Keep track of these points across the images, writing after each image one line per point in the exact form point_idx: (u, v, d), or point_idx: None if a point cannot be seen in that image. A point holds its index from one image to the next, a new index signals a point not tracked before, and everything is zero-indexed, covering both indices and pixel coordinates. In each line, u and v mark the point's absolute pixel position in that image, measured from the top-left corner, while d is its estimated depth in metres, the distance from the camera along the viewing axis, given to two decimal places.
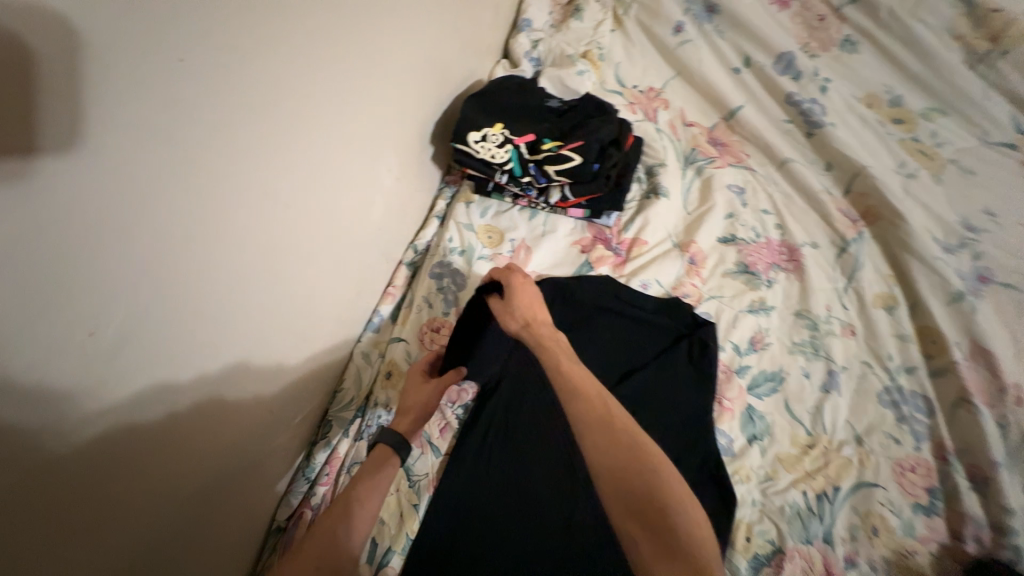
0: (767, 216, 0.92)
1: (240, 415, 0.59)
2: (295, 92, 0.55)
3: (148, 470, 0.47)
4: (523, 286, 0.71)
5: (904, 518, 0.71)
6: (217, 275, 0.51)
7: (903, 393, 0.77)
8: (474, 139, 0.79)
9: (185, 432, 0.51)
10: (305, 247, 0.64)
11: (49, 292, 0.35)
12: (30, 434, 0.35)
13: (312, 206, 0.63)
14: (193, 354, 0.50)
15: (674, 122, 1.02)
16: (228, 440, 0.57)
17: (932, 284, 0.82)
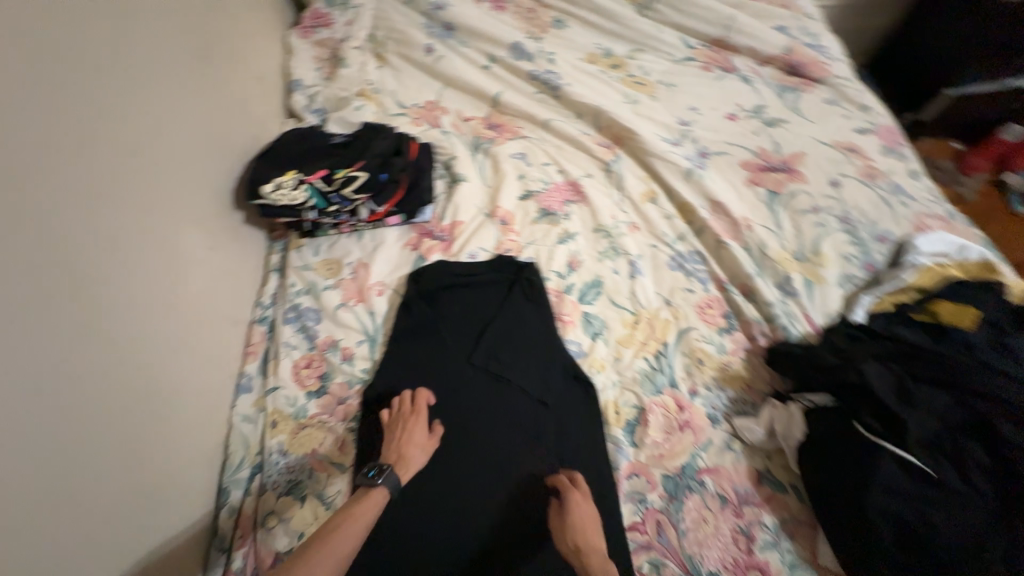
0: (549, 167, 1.12)
1: (96, 522, 0.59)
2: (56, 192, 0.59)
3: None
4: (578, 503, 0.72)
5: (717, 343, 0.91)
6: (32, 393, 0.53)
7: (684, 255, 0.99)
8: (268, 191, 0.87)
9: (39, 532, 0.52)
10: (129, 342, 0.68)
11: None
12: None
13: (121, 302, 0.67)
14: (19, 475, 0.51)
15: (456, 122, 1.20)
16: (86, 552, 0.58)
17: (673, 171, 1.06)
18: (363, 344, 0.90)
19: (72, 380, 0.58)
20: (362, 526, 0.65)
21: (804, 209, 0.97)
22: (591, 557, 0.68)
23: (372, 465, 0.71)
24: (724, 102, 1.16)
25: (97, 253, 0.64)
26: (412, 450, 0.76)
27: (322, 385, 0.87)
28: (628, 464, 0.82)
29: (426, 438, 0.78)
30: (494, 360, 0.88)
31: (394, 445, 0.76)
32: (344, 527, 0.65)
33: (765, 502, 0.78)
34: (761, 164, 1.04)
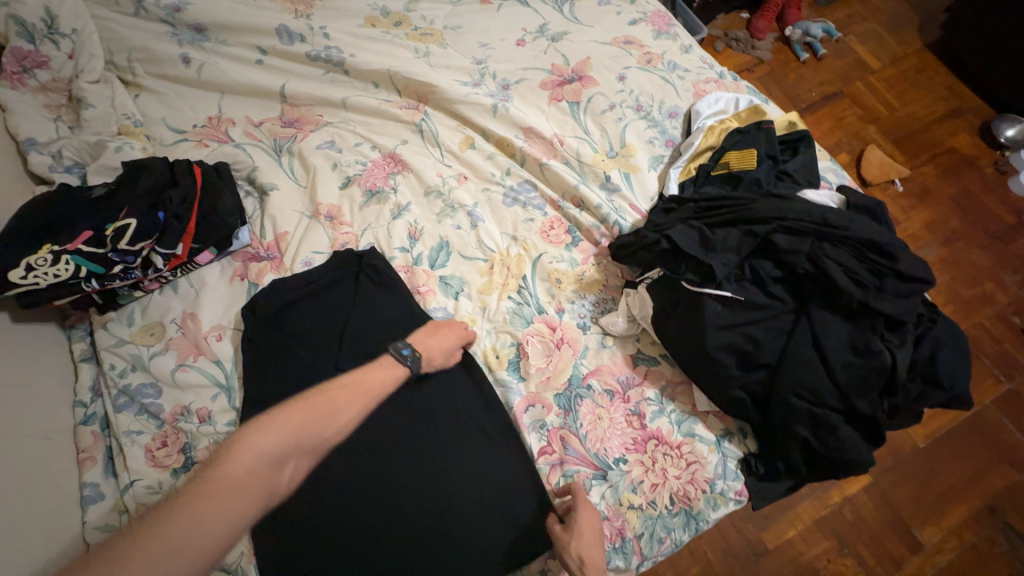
0: (362, 146, 1.06)
1: None
2: None
3: None
4: (586, 513, 0.72)
5: (568, 258, 0.95)
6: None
7: (516, 189, 1.00)
8: (19, 276, 0.73)
9: None
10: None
11: None
12: None
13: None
14: None
15: (248, 130, 1.09)
16: None
17: (481, 111, 1.05)
18: (219, 397, 0.83)
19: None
20: (372, 386, 0.72)
21: (603, 109, 1.02)
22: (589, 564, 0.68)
23: (404, 345, 0.77)
24: (511, 30, 1.15)
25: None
26: (436, 352, 0.80)
27: (187, 457, 0.79)
28: (523, 398, 0.84)
29: (449, 349, 0.82)
30: (363, 357, 0.85)
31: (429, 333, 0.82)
32: (376, 378, 0.73)
33: (644, 379, 0.85)
34: (557, 80, 1.07)
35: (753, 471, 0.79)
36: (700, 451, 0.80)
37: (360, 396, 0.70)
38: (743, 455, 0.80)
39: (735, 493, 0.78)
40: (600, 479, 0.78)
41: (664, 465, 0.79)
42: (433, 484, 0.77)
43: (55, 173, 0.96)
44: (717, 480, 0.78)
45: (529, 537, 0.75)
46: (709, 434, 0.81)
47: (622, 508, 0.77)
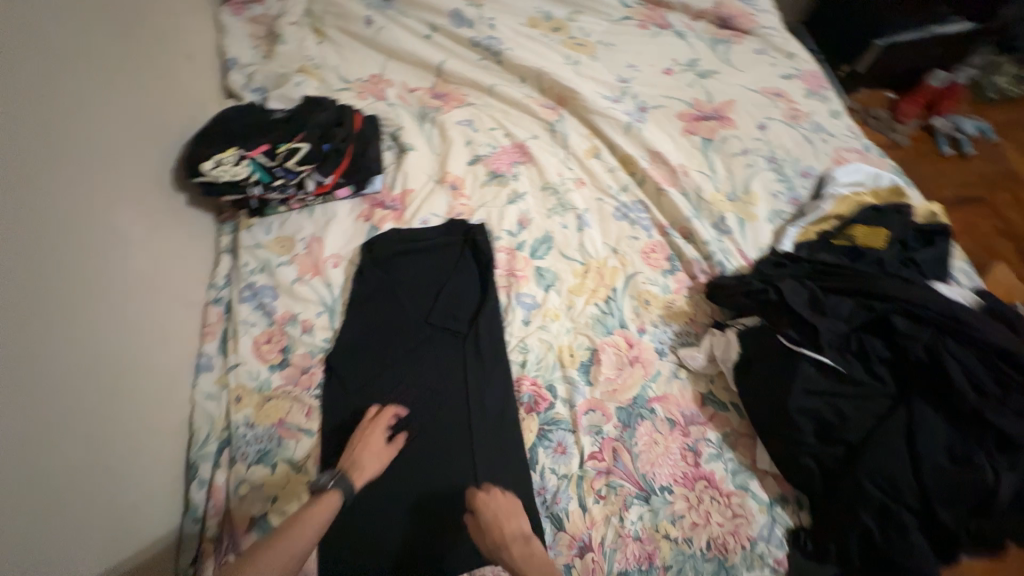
0: (495, 132, 1.14)
1: (64, 496, 0.60)
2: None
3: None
4: (485, 502, 0.71)
5: (661, 283, 0.97)
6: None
7: (627, 205, 1.04)
8: (210, 167, 0.87)
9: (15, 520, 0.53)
10: (83, 330, 0.68)
11: None
12: None
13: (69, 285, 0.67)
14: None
15: (401, 94, 1.20)
16: (60, 526, 0.59)
17: (613, 126, 1.10)
18: (322, 315, 0.92)
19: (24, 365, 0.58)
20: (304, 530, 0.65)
21: (734, 152, 1.03)
22: (512, 543, 0.68)
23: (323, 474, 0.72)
24: (660, 58, 1.19)
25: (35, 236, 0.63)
26: (373, 460, 0.75)
27: (285, 357, 0.88)
28: (586, 402, 0.87)
29: (383, 445, 0.77)
30: (451, 318, 0.91)
31: (350, 453, 0.76)
32: (306, 526, 0.65)
33: (709, 420, 0.86)
34: (695, 114, 1.09)
35: (799, 544, 0.75)
36: (750, 508, 0.78)
37: (288, 550, 0.62)
38: (795, 527, 0.77)
39: (774, 560, 0.75)
40: (641, 500, 0.79)
41: (709, 509, 0.78)
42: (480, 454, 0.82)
43: (244, 91, 1.13)
44: (760, 541, 0.76)
45: (559, 529, 0.78)
46: (762, 494, 0.80)
47: (658, 535, 0.77)
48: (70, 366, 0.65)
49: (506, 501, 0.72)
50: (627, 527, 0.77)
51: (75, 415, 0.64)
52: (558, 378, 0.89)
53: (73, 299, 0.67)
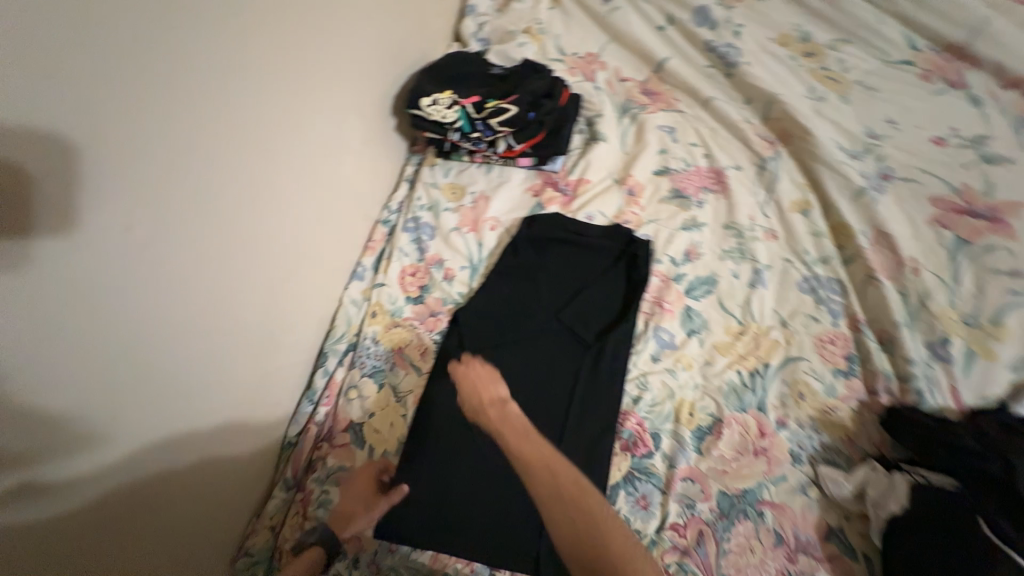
0: (695, 148, 1.04)
1: (233, 343, 0.73)
2: (256, 67, 0.68)
3: (162, 375, 0.62)
4: (465, 371, 0.77)
5: (827, 382, 0.82)
6: (210, 234, 0.66)
7: (820, 280, 0.88)
8: (426, 104, 0.93)
9: (195, 349, 0.66)
10: (286, 219, 0.80)
11: (98, 195, 0.51)
12: (94, 301, 0.52)
13: (289, 179, 0.79)
14: (191, 286, 0.64)
15: (611, 80, 1.15)
16: (222, 366, 0.71)
17: (839, 185, 0.93)
18: (464, 270, 0.95)
19: (236, 235, 0.70)
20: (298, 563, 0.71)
21: (1000, 269, 0.80)
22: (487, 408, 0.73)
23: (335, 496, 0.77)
24: (935, 121, 0.96)
25: (275, 129, 0.74)
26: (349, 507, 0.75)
27: (421, 295, 0.94)
28: (687, 468, 0.79)
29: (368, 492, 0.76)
30: (581, 323, 0.88)
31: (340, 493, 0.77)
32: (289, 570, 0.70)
33: (826, 559, 0.71)
34: (958, 204, 0.87)
35: None
36: None
37: None
38: None
39: None
40: None
41: None
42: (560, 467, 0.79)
43: (471, 39, 1.17)
44: None
45: None
46: None
47: None
48: (268, 249, 0.77)
49: (484, 371, 0.77)
50: None
51: (259, 283, 0.76)
52: (667, 430, 0.81)
53: (289, 191, 0.79)
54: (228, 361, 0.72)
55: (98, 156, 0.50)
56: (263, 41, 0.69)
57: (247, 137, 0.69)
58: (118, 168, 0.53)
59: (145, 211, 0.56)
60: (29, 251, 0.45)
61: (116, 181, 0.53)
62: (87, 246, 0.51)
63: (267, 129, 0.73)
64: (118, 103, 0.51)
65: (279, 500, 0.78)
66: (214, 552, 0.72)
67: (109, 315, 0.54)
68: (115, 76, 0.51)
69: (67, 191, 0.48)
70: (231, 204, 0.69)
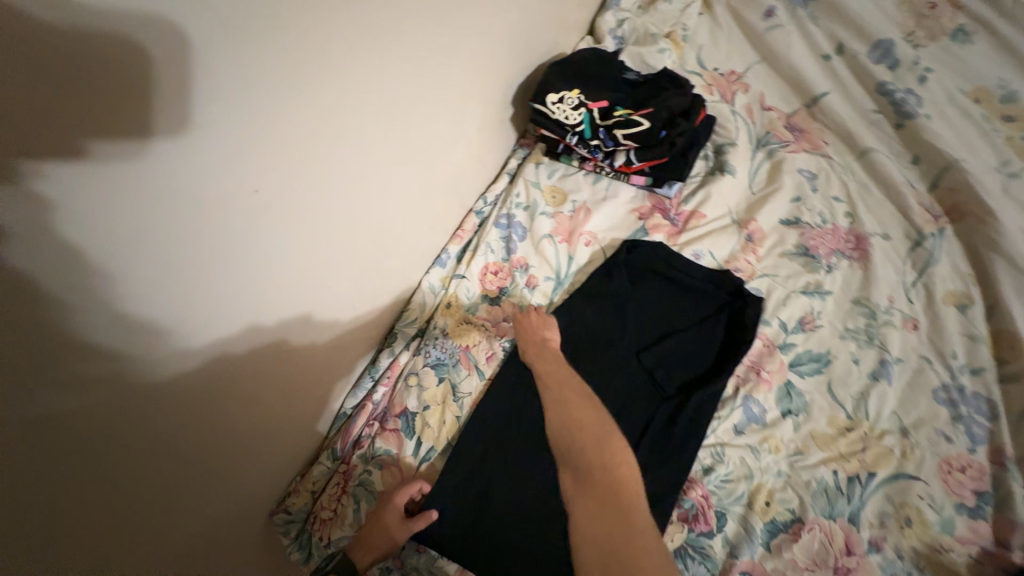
0: (838, 203, 0.90)
1: (320, 315, 0.72)
2: (402, 38, 0.65)
3: (252, 338, 0.61)
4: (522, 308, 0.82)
5: (944, 516, 0.69)
6: (323, 207, 0.64)
7: (963, 393, 0.74)
8: (551, 100, 0.87)
9: (285, 316, 0.65)
10: (393, 199, 0.77)
11: (237, 152, 0.50)
12: (211, 256, 0.52)
13: (404, 164, 0.76)
14: (296, 254, 0.63)
15: (752, 105, 1.02)
16: (306, 336, 0.71)
17: (1017, 287, 0.77)
18: (548, 282, 0.90)
19: (344, 211, 0.68)
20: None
21: None
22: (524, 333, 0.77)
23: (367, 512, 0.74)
24: None
25: (404, 111, 0.71)
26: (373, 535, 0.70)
27: (499, 297, 0.90)
28: (750, 562, 0.69)
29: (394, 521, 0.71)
30: (663, 370, 0.81)
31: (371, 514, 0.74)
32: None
33: None
34: None
35: None
36: None
37: None
38: None
39: None
40: None
41: None
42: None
43: (607, 34, 1.08)
44: None
45: None
46: None
47: None
48: (373, 227, 0.75)
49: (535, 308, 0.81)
50: None
51: (356, 259, 0.75)
52: (735, 512, 0.73)
53: (401, 175, 0.76)
54: (310, 334, 0.71)
55: (246, 115, 0.49)
56: (413, 17, 0.65)
57: (378, 114, 0.67)
58: (260, 126, 0.51)
59: (271, 175, 0.55)
60: (163, 202, 0.44)
61: (255, 140, 0.51)
62: (217, 202, 0.50)
63: (397, 110, 0.70)
64: (275, 66, 0.50)
65: (323, 468, 0.79)
66: (253, 510, 0.73)
67: (220, 268, 0.53)
68: (280, 39, 0.49)
69: (209, 144, 0.46)
70: (351, 178, 0.67)
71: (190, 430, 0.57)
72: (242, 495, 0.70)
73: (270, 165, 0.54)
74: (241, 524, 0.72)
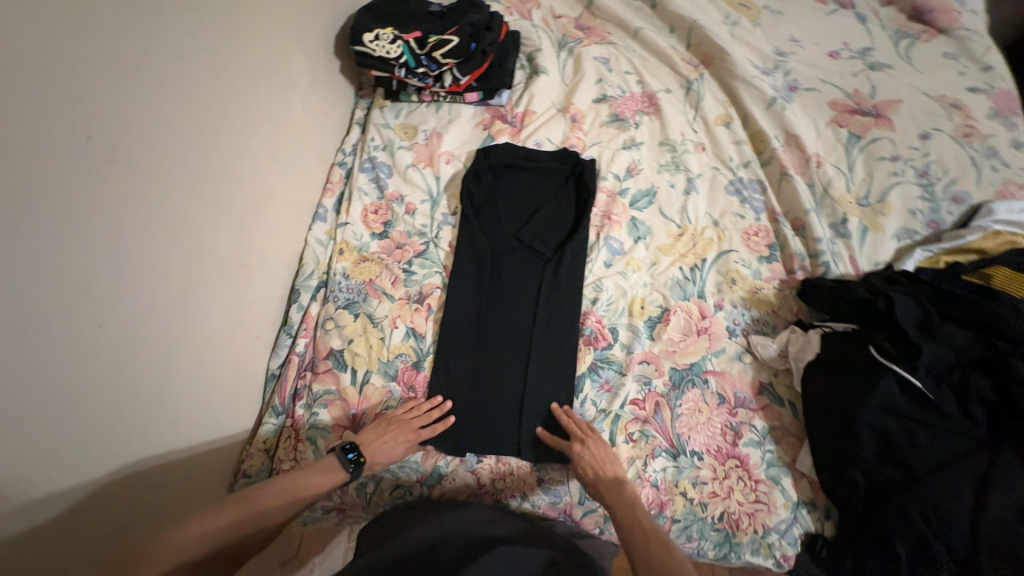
0: (629, 76, 1.11)
1: (207, 276, 0.74)
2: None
3: (139, 301, 0.63)
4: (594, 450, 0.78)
5: (754, 268, 0.94)
6: (171, 164, 0.67)
7: (743, 182, 1.00)
8: (369, 39, 0.95)
9: (170, 279, 0.67)
10: (244, 152, 0.80)
11: (51, 99, 0.51)
12: (60, 209, 0.53)
13: (238, 115, 0.78)
14: (156, 214, 0.65)
15: (546, 18, 1.18)
16: (199, 298, 0.72)
17: (754, 98, 1.04)
18: (425, 204, 0.99)
19: (195, 168, 0.71)
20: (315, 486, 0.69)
21: (883, 156, 0.94)
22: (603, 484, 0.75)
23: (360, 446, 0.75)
24: (829, 38, 1.09)
25: (217, 62, 0.74)
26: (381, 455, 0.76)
27: (386, 230, 0.97)
28: (643, 352, 0.89)
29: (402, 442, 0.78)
30: (539, 240, 0.96)
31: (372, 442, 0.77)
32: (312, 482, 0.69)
33: (759, 409, 0.85)
34: (851, 106, 1.00)
35: (813, 549, 0.77)
36: (775, 499, 0.79)
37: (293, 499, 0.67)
38: (813, 532, 0.78)
39: (782, 555, 0.77)
40: (668, 455, 0.82)
41: (733, 486, 0.80)
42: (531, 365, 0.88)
43: None
44: (773, 532, 0.77)
45: None
46: (792, 492, 0.80)
47: (675, 490, 0.80)
48: (232, 184, 0.78)
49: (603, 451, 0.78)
50: (649, 473, 0.81)
51: (226, 216, 0.77)
52: (623, 324, 0.91)
53: (241, 128, 0.79)
54: (203, 294, 0.73)
55: (52, 67, 0.51)
56: None
57: (190, 70, 0.69)
58: (56, 82, 0.52)
59: (103, 125, 0.57)
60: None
61: (61, 93, 0.52)
62: (46, 151, 0.51)
63: (207, 61, 0.72)
64: (55, 17, 0.51)
65: (270, 426, 0.82)
66: (211, 480, 0.76)
67: (76, 236, 0.55)
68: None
69: (17, 92, 0.48)
70: (189, 131, 0.69)
71: (55, 499, 0.54)
72: (166, 520, 0.68)
73: (97, 113, 0.56)
74: (199, 492, 0.74)
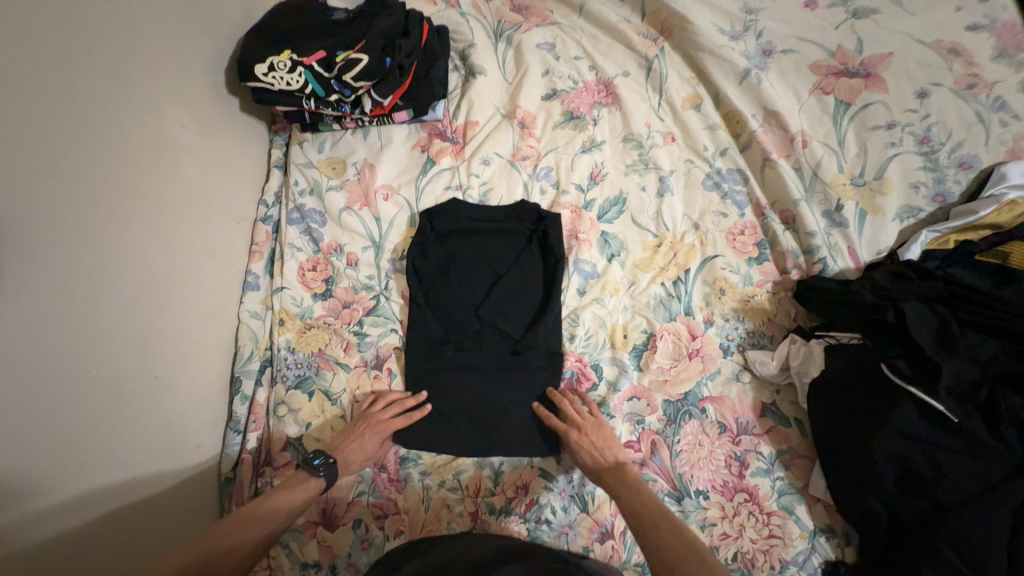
0: (579, 61, 0.96)
1: (122, 404, 0.63)
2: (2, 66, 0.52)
3: (37, 467, 0.52)
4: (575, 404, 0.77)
5: (743, 273, 0.84)
6: (38, 294, 0.53)
7: (721, 174, 0.88)
8: (262, 72, 0.80)
9: (71, 428, 0.56)
10: (137, 244, 0.67)
11: None
12: None
13: (117, 200, 0.64)
14: (32, 360, 0.52)
15: (476, 2, 1.01)
16: (115, 434, 0.61)
17: (724, 72, 0.90)
18: (368, 251, 0.87)
19: (73, 284, 0.58)
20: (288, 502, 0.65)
21: (877, 124, 0.82)
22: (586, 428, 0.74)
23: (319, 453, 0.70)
24: None
25: (79, 150, 0.60)
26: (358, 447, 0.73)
27: (328, 289, 0.86)
28: (631, 388, 0.80)
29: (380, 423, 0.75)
30: (503, 318, 0.85)
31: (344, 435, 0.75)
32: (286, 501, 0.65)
33: (765, 433, 0.77)
34: (836, 67, 0.86)
35: None
36: (790, 531, 0.72)
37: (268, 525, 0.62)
38: (833, 559, 0.71)
39: None
40: (672, 499, 0.75)
41: (744, 522, 0.73)
42: (510, 421, 0.79)
43: None
44: (791, 566, 0.70)
45: (583, 510, 0.74)
46: (808, 520, 0.73)
47: None
48: (128, 286, 0.65)
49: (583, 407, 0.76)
50: None
51: (132, 324, 0.65)
52: (606, 358, 0.82)
53: (124, 215, 0.65)
54: (117, 421, 0.62)
55: None
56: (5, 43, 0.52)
57: (37, 167, 0.55)
58: None
59: None
60: None
61: None
62: None
63: (60, 151, 0.57)
64: None
65: None
66: None
67: None
68: None
69: None
70: (52, 243, 0.56)
71: None
72: None
73: None
74: None
